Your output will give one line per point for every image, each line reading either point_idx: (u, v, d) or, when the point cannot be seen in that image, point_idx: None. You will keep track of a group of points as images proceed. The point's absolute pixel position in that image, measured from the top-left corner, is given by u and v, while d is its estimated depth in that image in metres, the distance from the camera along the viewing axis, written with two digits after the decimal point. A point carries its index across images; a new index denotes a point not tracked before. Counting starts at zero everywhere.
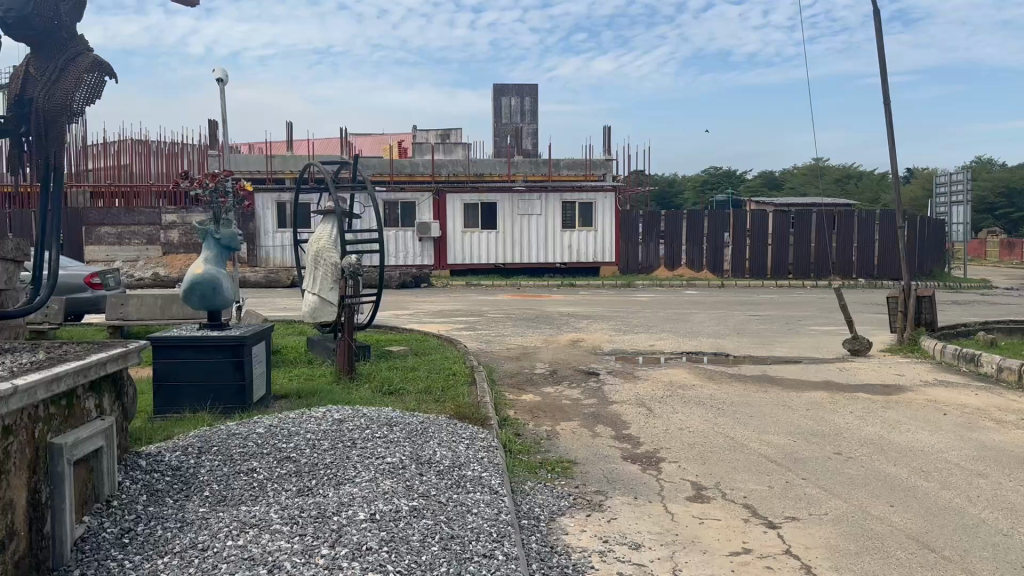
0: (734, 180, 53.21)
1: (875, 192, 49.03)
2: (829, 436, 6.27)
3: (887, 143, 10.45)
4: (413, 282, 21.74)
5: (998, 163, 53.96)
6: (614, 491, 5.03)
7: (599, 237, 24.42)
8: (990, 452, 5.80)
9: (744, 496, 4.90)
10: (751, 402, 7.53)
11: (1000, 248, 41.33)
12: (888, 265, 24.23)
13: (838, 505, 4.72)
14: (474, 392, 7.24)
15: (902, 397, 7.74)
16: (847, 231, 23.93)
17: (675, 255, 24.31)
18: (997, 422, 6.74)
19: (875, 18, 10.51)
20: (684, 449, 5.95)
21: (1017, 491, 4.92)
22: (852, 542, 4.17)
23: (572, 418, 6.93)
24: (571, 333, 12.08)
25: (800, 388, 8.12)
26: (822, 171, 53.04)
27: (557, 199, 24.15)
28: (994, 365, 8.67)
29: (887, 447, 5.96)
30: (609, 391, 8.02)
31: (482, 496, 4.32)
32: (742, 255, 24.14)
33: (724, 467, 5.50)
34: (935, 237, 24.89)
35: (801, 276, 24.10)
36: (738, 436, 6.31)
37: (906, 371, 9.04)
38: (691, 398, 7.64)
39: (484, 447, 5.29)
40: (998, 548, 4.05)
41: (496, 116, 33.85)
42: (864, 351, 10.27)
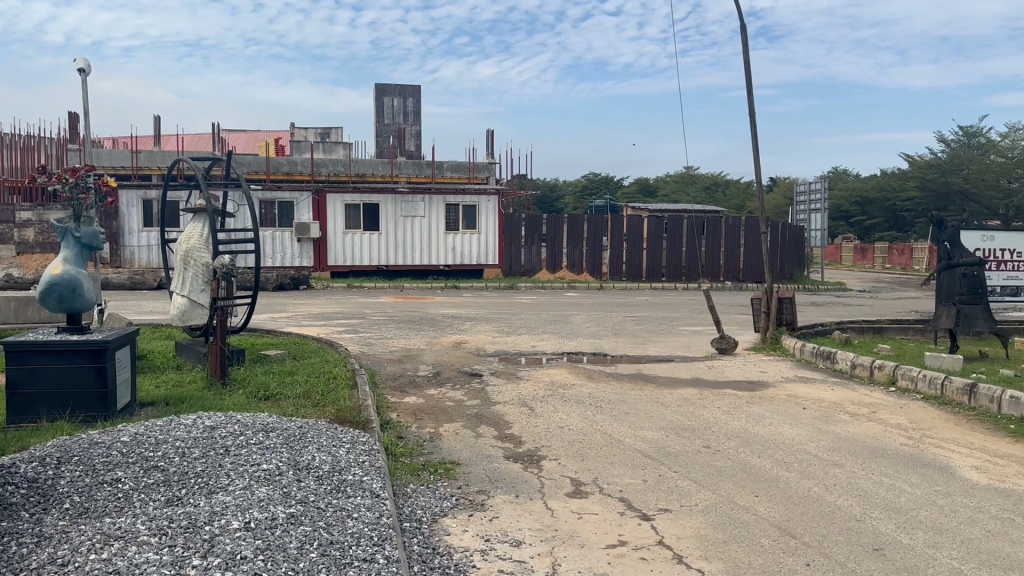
0: (613, 186, 54.96)
1: (741, 200, 51.85)
2: (699, 431, 6.57)
3: (752, 153, 11.07)
4: (291, 284, 21.14)
5: (853, 175, 58.20)
6: (497, 489, 5.10)
7: (482, 239, 24.55)
8: (844, 443, 6.26)
9: (620, 490, 5.08)
10: (628, 399, 7.79)
11: (853, 253, 44.57)
12: (752, 269, 25.61)
13: (707, 497, 4.95)
14: (355, 396, 7.13)
15: (766, 392, 8.22)
16: (716, 237, 25.14)
17: (557, 257, 24.81)
18: (851, 415, 7.27)
19: (741, 34, 11.12)
20: (564, 447, 6.09)
21: (866, 479, 5.34)
22: (720, 531, 4.39)
23: (455, 419, 6.95)
24: (455, 335, 12.08)
25: (673, 386, 8.45)
26: (693, 179, 55.60)
27: (440, 201, 24.12)
28: (848, 361, 9.34)
29: (752, 440, 6.33)
30: (492, 392, 8.09)
31: (363, 500, 4.25)
32: (619, 258, 24.91)
33: (601, 462, 5.68)
34: (796, 243, 26.54)
35: (673, 278, 25.09)
36: (616, 433, 6.50)
37: (769, 369, 9.60)
38: (571, 398, 7.81)
39: (365, 450, 5.24)
40: (851, 532, 4.38)
41: (378, 116, 33.41)
42: (731, 349, 10.82)
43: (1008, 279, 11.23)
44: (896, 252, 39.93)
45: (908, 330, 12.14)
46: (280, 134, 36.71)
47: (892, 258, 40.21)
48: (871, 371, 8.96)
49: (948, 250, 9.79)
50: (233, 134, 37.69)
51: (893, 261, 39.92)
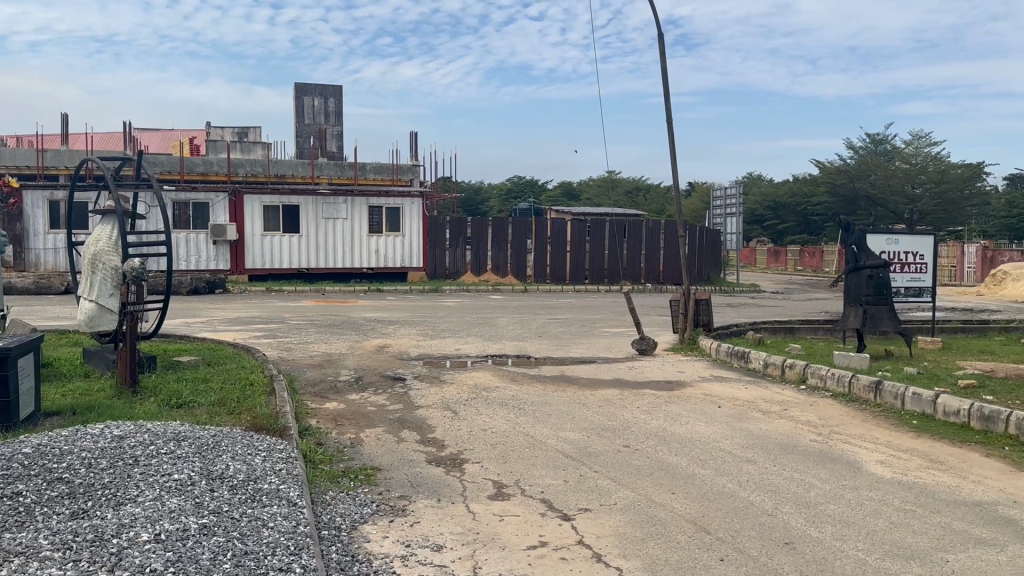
0: (537, 189, 55.43)
1: (661, 204, 53.15)
2: (619, 430, 6.68)
3: (670, 158, 11.34)
4: (206, 288, 20.52)
5: (767, 181, 60.31)
6: (418, 494, 5.07)
7: (405, 242, 24.37)
8: (757, 440, 6.47)
9: (541, 491, 5.13)
10: (550, 401, 7.86)
11: (768, 256, 46.16)
12: (671, 271, 26.17)
13: (626, 495, 5.04)
14: (273, 402, 6.97)
15: (684, 392, 8.42)
16: (637, 240, 25.61)
17: (481, 260, 24.82)
18: (763, 413, 7.52)
19: (659, 43, 11.37)
20: (486, 449, 6.10)
21: (778, 474, 5.53)
22: (638, 529, 4.48)
23: (377, 424, 6.87)
24: (378, 339, 11.95)
25: (595, 387, 8.57)
26: (615, 184, 56.59)
27: (363, 203, 23.85)
28: (762, 361, 9.66)
29: (669, 438, 6.47)
30: (415, 395, 8.04)
31: (279, 509, 4.16)
32: (543, 261, 25.12)
33: (524, 464, 5.71)
34: (713, 247, 27.29)
35: (596, 281, 25.45)
36: (538, 434, 6.56)
37: (686, 369, 9.85)
38: (494, 400, 7.83)
39: (282, 457, 5.12)
40: (763, 527, 4.52)
41: (299, 116, 32.80)
42: (650, 351, 11.05)
43: (911, 281, 11.80)
44: (807, 255, 41.50)
45: (818, 330, 12.64)
46: (195, 133, 35.58)
47: (804, 261, 41.80)
48: (782, 370, 9.29)
49: (855, 253, 10.25)
50: (146, 133, 36.37)
51: (805, 263, 41.48)
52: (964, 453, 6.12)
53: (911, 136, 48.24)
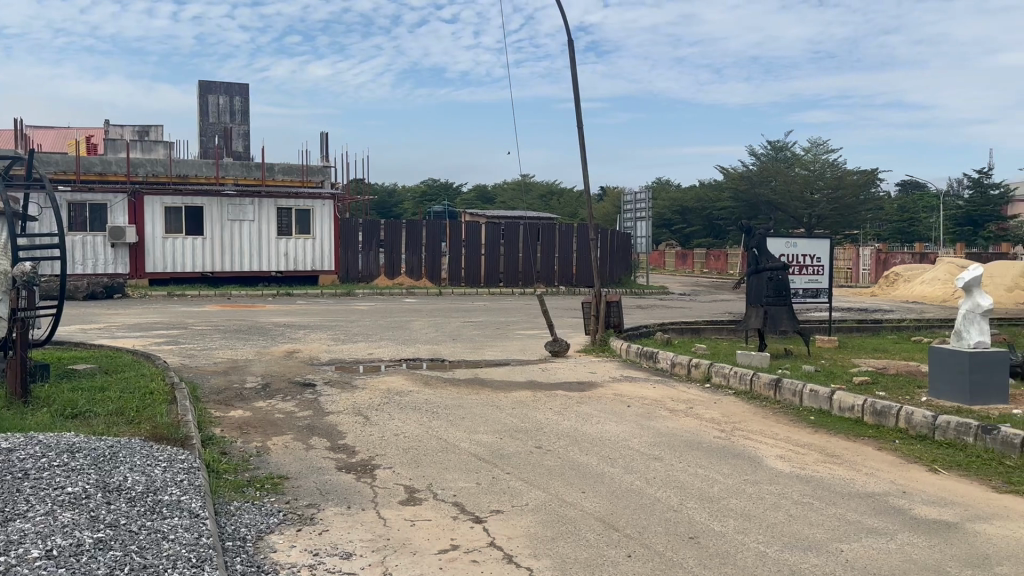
0: (452, 193, 55.42)
1: (574, 208, 54.33)
2: (532, 432, 6.74)
3: (581, 163, 11.53)
4: (104, 293, 19.59)
5: (675, 186, 62.09)
6: (326, 502, 4.97)
7: (316, 245, 23.91)
8: (664, 438, 6.64)
9: (454, 494, 5.11)
10: (463, 404, 7.86)
11: (676, 259, 47.50)
12: (584, 274, 26.56)
13: (537, 496, 5.09)
14: (174, 411, 6.71)
15: (595, 392, 8.57)
16: (551, 243, 25.90)
17: (395, 263, 24.55)
18: (670, 411, 7.73)
19: (569, 50, 11.54)
20: (398, 454, 6.05)
21: (684, 471, 5.69)
22: (548, 528, 4.53)
23: (285, 432, 6.71)
24: (287, 344, 11.66)
25: (508, 389, 8.63)
26: (528, 187, 57.12)
27: (271, 204, 23.29)
28: (669, 361, 9.94)
29: (579, 438, 6.57)
30: (325, 401, 7.88)
31: (180, 521, 4.01)
32: (458, 264, 25.07)
33: (436, 468, 5.69)
34: (624, 250, 27.87)
35: (510, 284, 25.55)
36: (451, 437, 6.54)
37: (598, 370, 10.02)
38: (407, 404, 7.76)
39: (184, 468, 4.93)
40: (669, 522, 4.65)
41: (203, 115, 31.72)
42: (564, 352, 11.18)
43: (809, 282, 12.34)
44: (713, 258, 42.83)
45: (722, 330, 13.08)
46: (90, 131, 33.92)
47: (710, 263, 43.08)
48: (688, 370, 9.57)
49: (756, 256, 10.65)
50: (37, 129, 34.50)
51: (710, 266, 42.77)
52: (857, 447, 6.44)
53: (809, 144, 50.53)
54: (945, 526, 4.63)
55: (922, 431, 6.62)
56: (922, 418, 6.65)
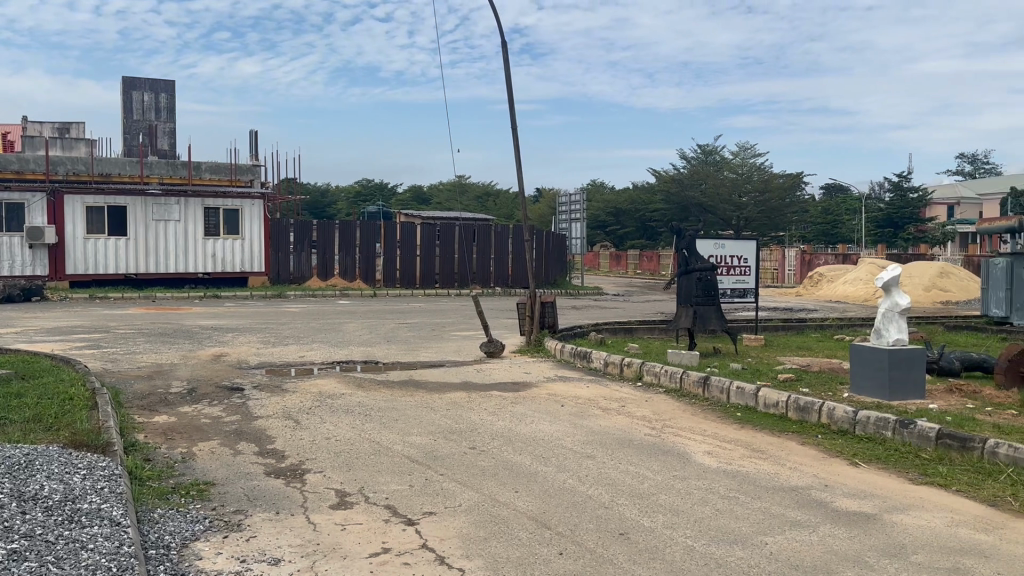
0: (386, 193, 55.00)
1: (510, 210, 54.52)
2: (466, 433, 6.73)
3: (515, 164, 11.57)
4: (21, 296, 18.77)
5: (609, 188, 62.91)
6: (254, 508, 4.86)
7: (245, 246, 23.38)
8: (596, 436, 6.72)
9: (386, 497, 5.07)
10: (396, 406, 7.80)
11: (610, 260, 48.16)
12: (520, 275, 26.68)
13: (471, 497, 5.08)
14: (94, 416, 6.47)
15: (528, 392, 8.61)
16: (487, 244, 25.95)
17: (328, 264, 24.22)
18: (603, 410, 7.82)
19: (503, 52, 11.58)
20: (329, 458, 5.96)
21: (616, 468, 5.76)
22: (481, 529, 4.53)
23: (212, 437, 6.54)
24: (215, 348, 11.37)
25: (442, 390, 8.60)
26: (464, 188, 57.08)
27: (198, 203, 22.67)
28: (602, 360, 10.06)
29: (513, 438, 6.59)
30: (254, 406, 7.72)
31: (100, 530, 3.87)
32: (392, 265, 24.88)
33: (368, 471, 5.63)
34: (559, 251, 28.08)
35: (446, 285, 25.42)
36: (383, 440, 6.48)
37: (532, 370, 10.07)
38: (339, 407, 7.66)
39: (105, 475, 4.76)
40: (600, 519, 4.71)
41: (126, 112, 30.74)
42: (499, 353, 11.20)
43: (736, 282, 12.65)
44: (646, 259, 43.57)
45: (654, 330, 13.32)
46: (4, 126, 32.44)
47: (642, 264, 43.81)
48: (621, 369, 9.70)
49: (686, 257, 10.86)
50: None
51: (643, 267, 43.47)
52: (782, 442, 6.63)
53: (738, 148, 51.85)
54: (865, 518, 4.81)
55: (843, 426, 6.86)
56: (843, 413, 6.89)
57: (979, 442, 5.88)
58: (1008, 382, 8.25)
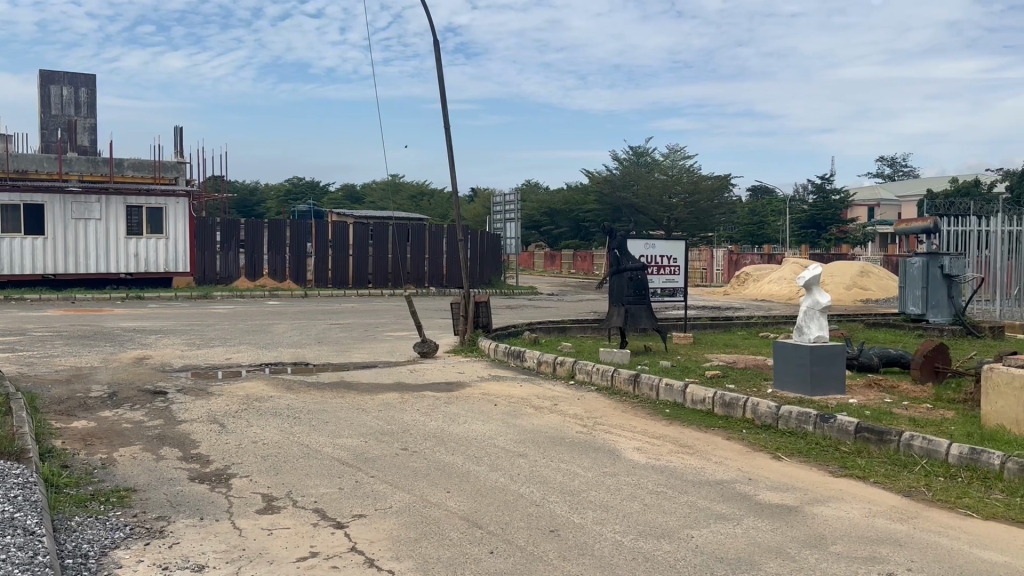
0: (318, 192, 54.16)
1: (444, 209, 54.36)
2: (397, 434, 6.68)
3: (448, 163, 11.54)
4: None
5: (543, 188, 63.34)
6: (178, 514, 4.72)
7: (170, 245, 22.65)
8: (529, 435, 6.76)
9: (314, 501, 4.99)
10: (327, 408, 7.69)
11: (544, 260, 48.51)
12: (454, 275, 26.66)
13: (401, 498, 5.05)
14: (8, 422, 6.20)
15: (461, 392, 8.60)
16: (421, 243, 25.81)
17: (256, 264, 23.69)
18: (535, 408, 7.87)
19: (436, 51, 11.53)
20: (257, 462, 5.83)
21: (548, 466, 5.81)
22: (412, 530, 4.50)
23: (133, 442, 6.33)
24: (137, 351, 11.00)
25: (374, 391, 8.51)
26: (398, 188, 56.69)
27: (120, 201, 21.90)
28: (535, 359, 10.12)
29: (445, 438, 6.57)
30: (178, 409, 7.51)
31: (13, 540, 3.71)
32: (324, 265, 24.50)
33: (297, 475, 5.53)
34: (493, 251, 28.14)
35: (379, 284, 25.22)
36: (313, 443, 6.39)
37: (466, 369, 10.07)
38: (268, 410, 7.51)
39: (19, 483, 4.56)
40: (531, 516, 4.74)
41: (44, 106, 29.41)
42: (432, 353, 11.15)
43: (667, 282, 12.90)
44: (580, 259, 44.03)
45: (587, 329, 13.48)
46: None
47: (576, 264, 44.26)
48: (554, 367, 9.78)
49: (618, 257, 11.01)
50: None
51: (577, 266, 43.91)
52: (708, 437, 6.79)
53: (668, 150, 52.84)
54: (787, 510, 4.96)
55: (766, 421, 7.07)
56: (767, 409, 7.10)
57: (895, 434, 6.14)
58: (923, 376, 8.64)
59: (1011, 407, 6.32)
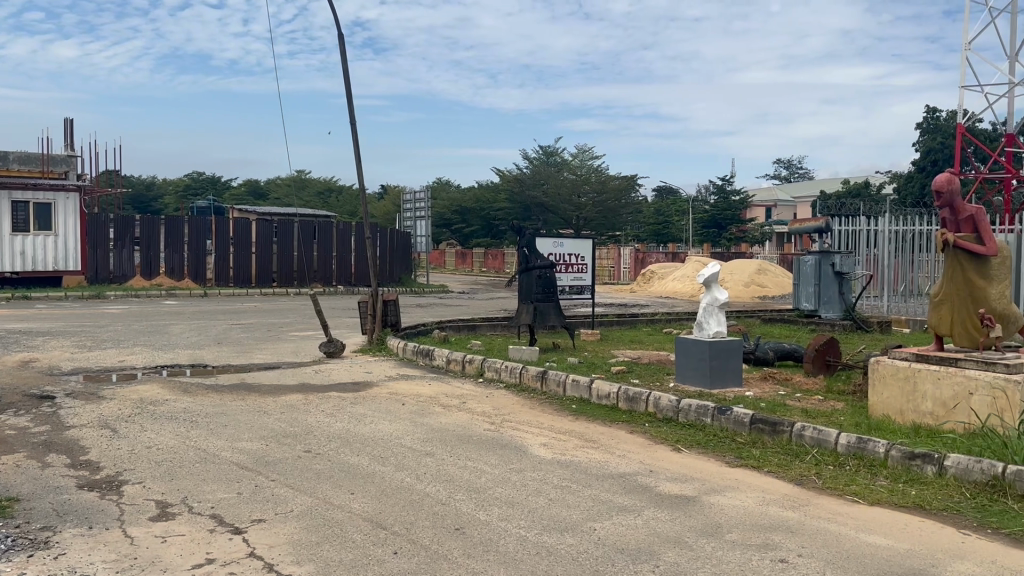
0: (219, 187, 52.46)
1: (352, 206, 53.55)
2: (300, 436, 6.54)
3: (354, 160, 11.36)
4: None
5: (453, 186, 63.27)
6: (64, 524, 4.48)
7: (59, 243, 21.54)
8: (436, 433, 6.73)
9: (211, 506, 4.82)
10: (227, 411, 7.44)
11: (455, 258, 48.46)
12: (362, 274, 26.31)
13: (303, 501, 4.94)
14: None
15: (368, 392, 8.48)
16: (327, 241, 25.35)
17: (152, 262, 22.68)
18: (444, 406, 7.85)
19: (340, 46, 11.36)
20: (151, 468, 5.59)
21: (455, 464, 5.80)
22: (313, 533, 4.41)
23: (15, 450, 5.96)
24: (20, 353, 10.36)
25: (277, 392, 8.30)
26: (304, 184, 55.53)
27: (4, 196, 20.74)
28: (444, 358, 10.09)
29: (350, 439, 6.47)
30: (66, 415, 7.12)
31: None
32: (225, 263, 23.68)
33: (194, 480, 5.34)
34: (403, 249, 27.91)
35: (284, 284, 24.58)
36: (211, 447, 6.17)
37: (373, 369, 9.94)
38: (163, 414, 7.21)
39: None
40: (436, 515, 4.72)
41: None
42: (338, 353, 10.95)
43: (574, 280, 13.09)
44: (491, 258, 44.18)
45: (497, 327, 13.51)
46: None
47: (487, 263, 44.38)
48: (462, 366, 9.77)
49: (526, 255, 11.07)
50: None
51: (488, 265, 44.06)
52: (613, 431, 6.92)
53: (577, 150, 53.66)
54: (686, 500, 5.11)
55: (667, 414, 7.26)
56: (668, 403, 7.29)
57: (788, 425, 6.41)
58: (815, 369, 9.01)
59: (895, 397, 6.71)
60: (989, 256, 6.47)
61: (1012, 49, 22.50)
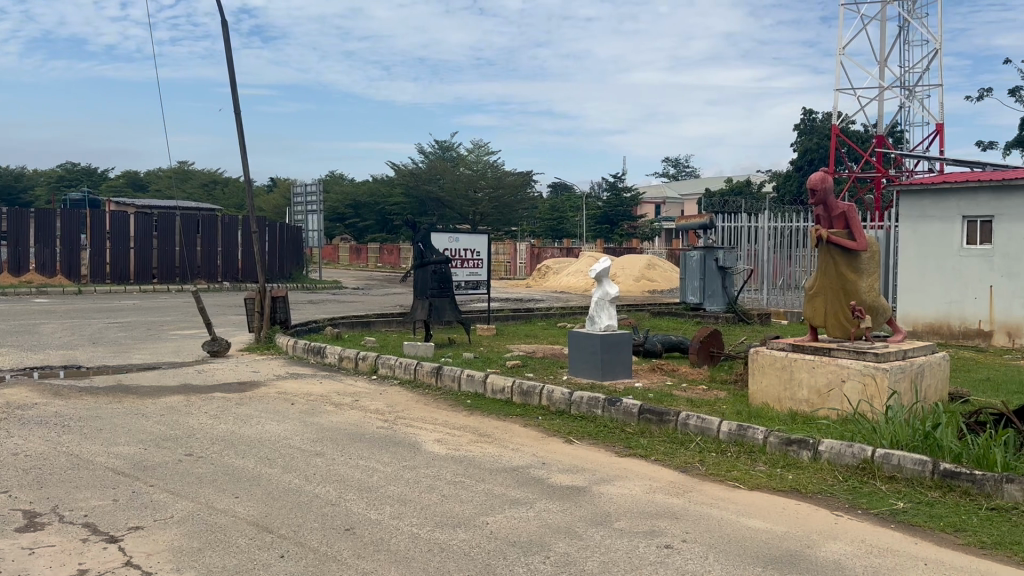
0: (94, 177, 49.65)
1: (240, 200, 51.78)
2: (182, 439, 6.26)
3: (240, 152, 10.98)
4: None
5: (346, 180, 62.16)
6: None
7: None
8: (326, 433, 6.60)
9: (84, 515, 4.55)
10: (102, 414, 7.04)
11: (349, 253, 47.65)
12: (250, 269, 25.47)
13: (184, 506, 4.74)
14: None
15: (256, 392, 8.23)
16: (211, 236, 24.39)
17: (21, 258, 21.24)
18: (335, 405, 7.70)
19: (223, 35, 10.97)
20: (16, 476, 5.22)
21: (346, 464, 5.68)
22: (195, 539, 4.24)
23: None
24: None
25: (158, 394, 7.93)
26: (188, 176, 53.30)
27: None
28: (336, 355, 9.90)
29: (236, 441, 6.24)
30: None
31: None
32: (102, 259, 22.41)
33: (65, 488, 5.02)
34: (295, 244, 27.23)
35: (165, 281, 23.49)
36: (84, 452, 5.82)
37: (261, 368, 9.64)
38: (31, 419, 6.75)
39: None
40: (325, 517, 4.61)
41: None
42: (223, 352, 10.55)
43: (470, 275, 13.10)
44: (387, 253, 43.69)
45: (392, 322, 13.37)
46: None
47: (382, 257, 43.86)
48: (355, 363, 9.61)
49: (421, 250, 10.96)
50: None
51: (383, 260, 43.54)
52: (507, 426, 6.95)
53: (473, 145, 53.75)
54: (577, 491, 5.20)
55: (560, 407, 7.37)
56: (561, 395, 7.40)
57: (673, 415, 6.62)
58: (700, 360, 9.38)
59: (773, 385, 7.05)
60: (859, 251, 6.86)
61: (882, 54, 24.03)
